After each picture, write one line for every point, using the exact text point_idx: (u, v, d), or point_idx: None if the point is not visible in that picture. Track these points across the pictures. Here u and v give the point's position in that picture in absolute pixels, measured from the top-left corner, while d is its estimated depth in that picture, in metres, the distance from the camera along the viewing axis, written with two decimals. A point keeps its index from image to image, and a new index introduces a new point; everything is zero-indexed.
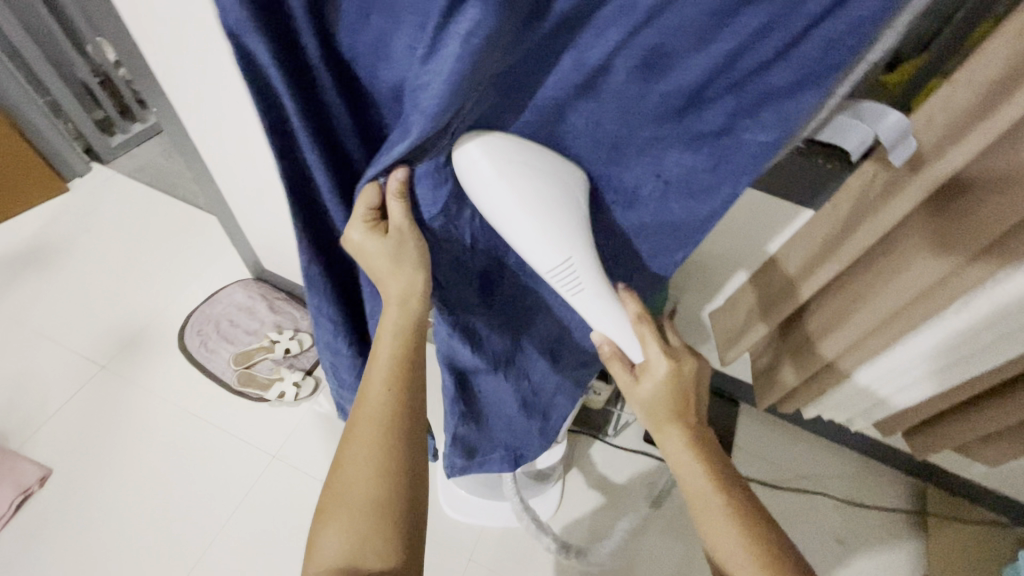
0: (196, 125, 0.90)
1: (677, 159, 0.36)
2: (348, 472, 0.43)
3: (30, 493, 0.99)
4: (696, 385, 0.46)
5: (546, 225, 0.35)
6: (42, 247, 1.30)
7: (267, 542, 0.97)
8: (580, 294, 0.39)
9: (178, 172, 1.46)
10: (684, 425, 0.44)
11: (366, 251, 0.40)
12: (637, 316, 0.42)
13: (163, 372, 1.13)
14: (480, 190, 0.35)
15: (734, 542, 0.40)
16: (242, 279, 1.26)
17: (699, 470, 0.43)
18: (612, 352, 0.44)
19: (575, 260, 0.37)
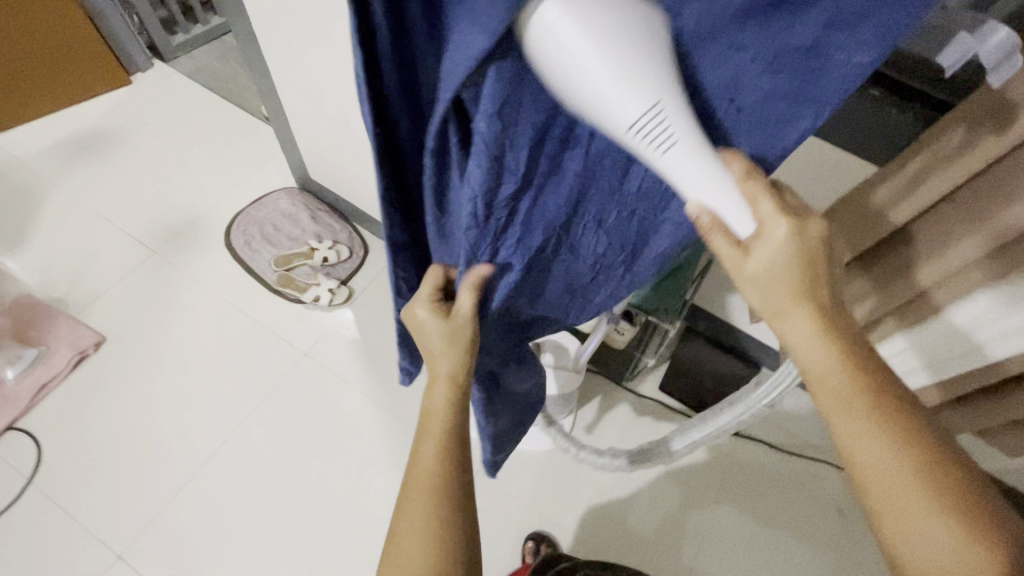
0: (264, 26, 0.91)
1: (757, 81, 0.32)
2: (406, 532, 0.46)
3: (85, 355, 1.07)
4: (822, 246, 0.39)
5: (632, 87, 0.28)
6: (106, 134, 1.36)
7: (295, 429, 1.05)
8: (674, 149, 0.31)
9: (235, 76, 1.48)
10: (814, 310, 0.38)
11: (426, 323, 0.47)
12: (743, 174, 0.35)
13: (209, 265, 1.19)
14: (554, 73, 0.27)
15: (876, 442, 0.38)
16: (287, 187, 1.29)
17: (837, 363, 0.38)
18: (709, 225, 0.36)
19: (665, 104, 0.29)
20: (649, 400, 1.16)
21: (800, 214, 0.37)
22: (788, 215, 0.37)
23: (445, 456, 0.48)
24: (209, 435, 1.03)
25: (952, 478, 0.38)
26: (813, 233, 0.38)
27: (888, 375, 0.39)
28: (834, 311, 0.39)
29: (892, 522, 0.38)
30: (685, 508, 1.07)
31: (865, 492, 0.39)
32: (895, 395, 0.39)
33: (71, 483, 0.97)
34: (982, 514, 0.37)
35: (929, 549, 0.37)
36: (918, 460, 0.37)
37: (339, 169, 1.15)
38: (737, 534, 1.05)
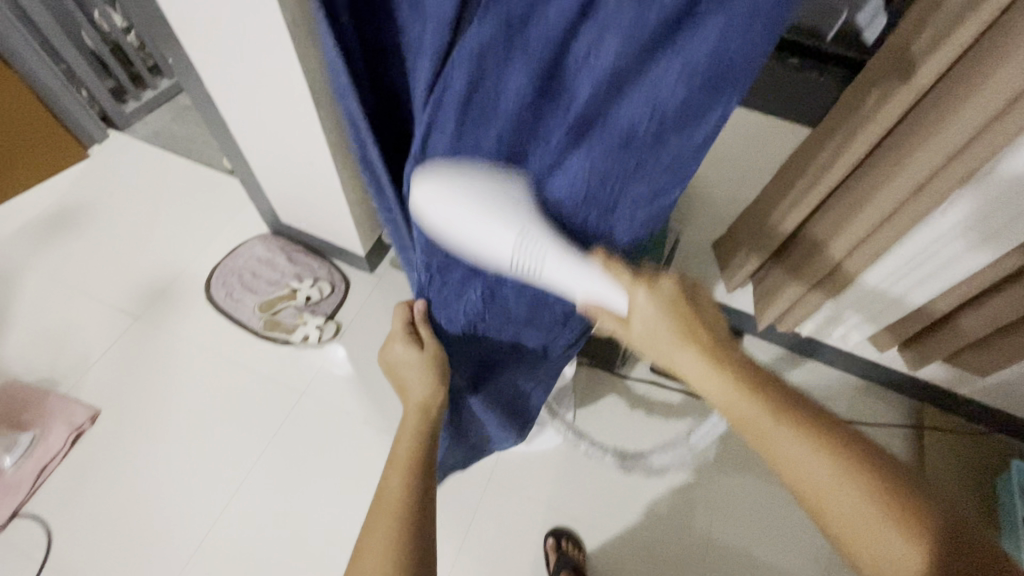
0: (223, 84, 0.95)
1: (671, 91, 0.36)
2: (375, 512, 0.46)
3: (82, 431, 1.07)
4: (682, 298, 0.47)
5: (491, 225, 0.41)
6: (70, 209, 1.36)
7: (305, 468, 1.05)
8: (542, 275, 0.44)
9: (192, 134, 1.50)
10: (698, 347, 0.44)
11: (400, 360, 0.58)
12: (605, 263, 0.45)
13: (194, 322, 1.20)
14: (439, 219, 0.41)
15: (804, 453, 0.38)
16: (260, 234, 1.31)
17: (718, 378, 0.43)
18: (594, 308, 0.47)
19: (528, 232, 0.42)
20: (642, 386, 1.20)
21: (653, 280, 0.46)
22: (643, 284, 0.45)
23: (418, 440, 0.53)
24: (219, 488, 1.03)
25: (882, 473, 0.37)
26: (667, 289, 0.46)
27: (797, 395, 0.42)
28: (719, 344, 0.45)
29: (818, 510, 0.38)
30: (695, 479, 1.10)
31: (789, 482, 0.40)
32: (799, 401, 0.41)
33: (87, 558, 0.96)
34: (942, 530, 0.35)
35: (861, 535, 0.36)
36: (835, 453, 0.38)
37: (311, 209, 1.18)
38: (747, 498, 1.08)
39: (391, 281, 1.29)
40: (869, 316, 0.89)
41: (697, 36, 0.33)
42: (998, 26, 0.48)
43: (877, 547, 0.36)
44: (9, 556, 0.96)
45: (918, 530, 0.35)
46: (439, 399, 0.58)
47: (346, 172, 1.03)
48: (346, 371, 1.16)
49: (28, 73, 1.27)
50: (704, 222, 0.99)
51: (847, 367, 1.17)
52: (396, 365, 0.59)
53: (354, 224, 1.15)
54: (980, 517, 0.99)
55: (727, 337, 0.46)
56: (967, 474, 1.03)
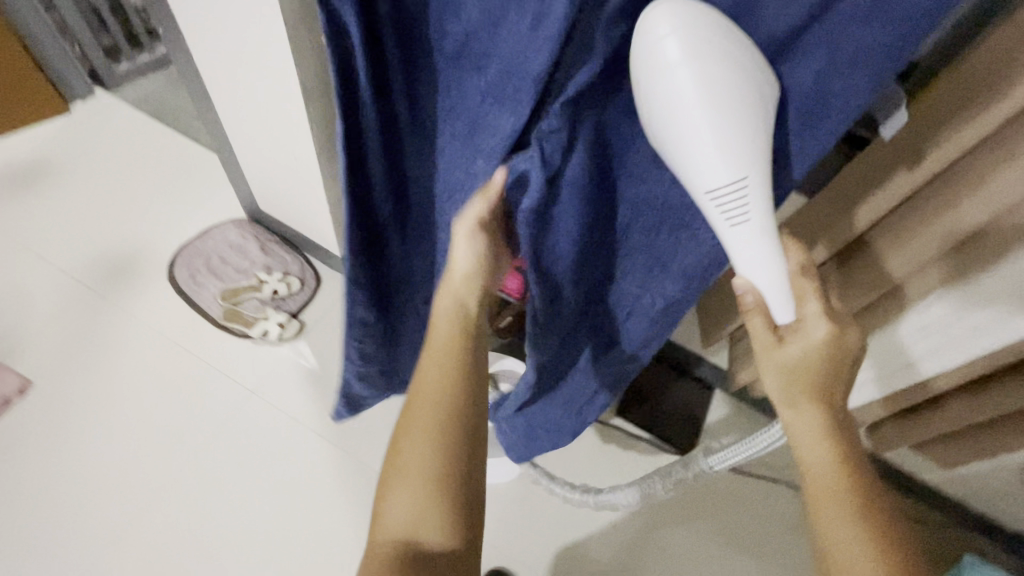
0: (212, 61, 0.91)
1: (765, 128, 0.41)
2: (405, 447, 0.45)
3: (10, 402, 1.01)
4: (852, 359, 0.45)
5: (728, 136, 0.37)
6: (40, 164, 1.30)
7: (243, 470, 1.00)
8: (748, 221, 0.40)
9: (182, 103, 1.44)
10: (822, 411, 0.44)
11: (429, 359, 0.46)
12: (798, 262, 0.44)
13: (152, 301, 1.14)
14: (666, 101, 0.36)
15: (854, 531, 0.42)
16: (237, 217, 1.26)
17: (833, 460, 0.43)
18: (754, 305, 0.43)
19: (750, 185, 0.38)
20: (606, 430, 1.14)
21: (844, 327, 0.44)
22: (829, 319, 0.44)
23: (452, 374, 0.46)
24: (149, 480, 0.97)
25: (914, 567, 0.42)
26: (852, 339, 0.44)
27: (880, 490, 0.44)
28: (838, 415, 0.45)
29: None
30: (647, 532, 1.06)
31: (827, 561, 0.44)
32: (878, 498, 0.44)
33: None
34: None
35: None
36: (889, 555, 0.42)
37: (289, 200, 1.13)
38: (695, 559, 1.05)
39: None
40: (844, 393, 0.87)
41: (797, 74, 0.39)
42: (990, 141, 0.48)
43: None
44: None
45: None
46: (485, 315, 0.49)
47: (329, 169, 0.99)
48: (312, 364, 1.11)
49: (15, 18, 1.21)
50: None
51: None
52: (452, 284, 0.46)
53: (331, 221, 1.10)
54: None
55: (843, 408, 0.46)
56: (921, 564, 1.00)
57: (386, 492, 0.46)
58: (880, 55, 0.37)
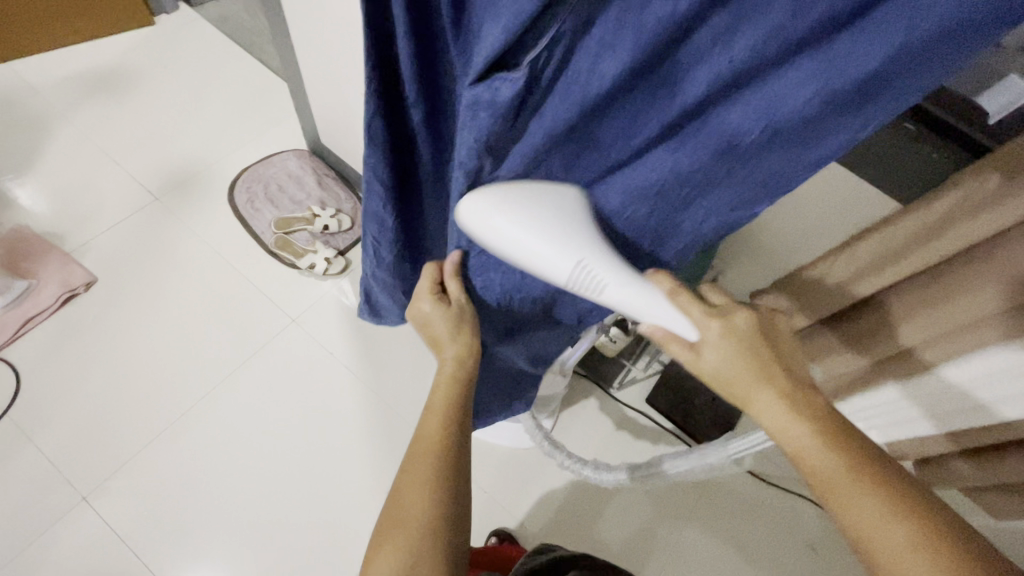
0: None
1: (796, 112, 0.30)
2: (403, 495, 0.44)
3: (75, 294, 1.07)
4: (759, 334, 0.41)
5: (537, 231, 0.38)
6: (121, 70, 1.34)
7: (274, 394, 1.04)
8: (605, 292, 0.39)
9: (260, 27, 1.44)
10: (779, 390, 0.38)
11: (431, 319, 0.51)
12: (671, 290, 0.40)
13: (211, 218, 1.18)
14: (487, 232, 0.38)
15: (879, 523, 0.34)
16: (298, 148, 1.27)
17: (815, 446, 0.36)
18: (664, 338, 0.41)
19: (586, 259, 0.38)
20: (632, 414, 1.13)
21: (727, 313, 0.41)
22: (719, 318, 0.40)
23: (451, 418, 0.47)
24: (188, 389, 1.02)
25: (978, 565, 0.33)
26: (744, 327, 0.40)
27: (898, 471, 0.36)
28: (802, 391, 0.39)
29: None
30: (659, 519, 1.04)
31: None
32: (897, 479, 0.35)
33: (48, 418, 0.97)
34: None
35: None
36: (939, 555, 0.33)
37: (351, 139, 1.13)
38: (705, 561, 1.02)
39: None
40: (905, 421, 0.79)
41: (861, 51, 0.27)
42: None
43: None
44: None
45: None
46: (477, 338, 0.52)
47: None
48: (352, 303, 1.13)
49: None
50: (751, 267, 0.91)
51: None
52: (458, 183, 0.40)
53: None
54: None
55: (806, 380, 0.40)
56: None
57: (379, 548, 0.43)
58: (968, 35, 0.26)
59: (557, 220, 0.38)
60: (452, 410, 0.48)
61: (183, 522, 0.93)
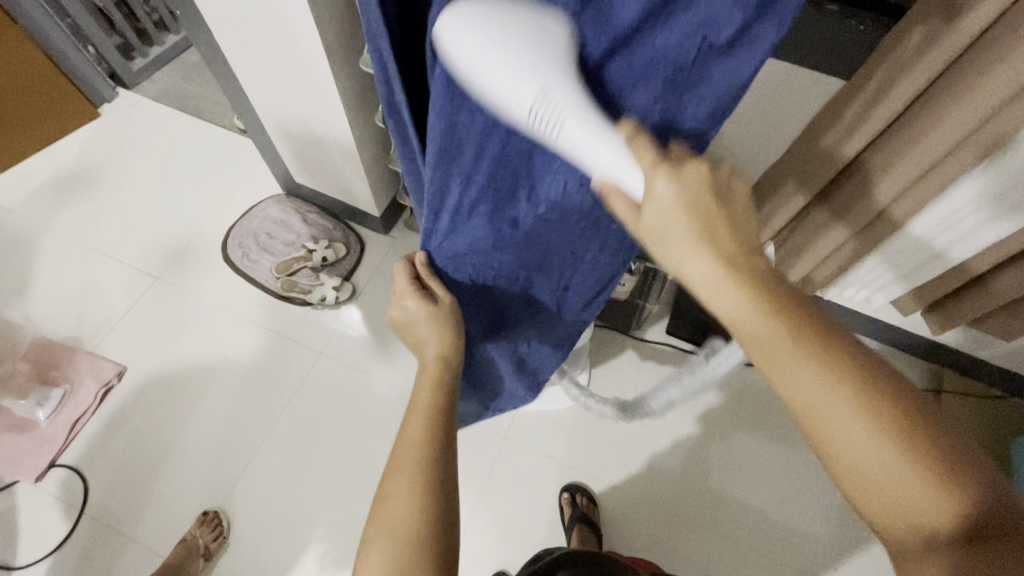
0: (236, 46, 0.93)
1: (732, 26, 0.32)
2: (390, 498, 0.45)
3: (110, 388, 1.10)
4: (711, 190, 0.37)
5: (508, 61, 0.32)
6: (82, 168, 1.36)
7: (322, 425, 1.08)
8: (564, 132, 0.34)
9: (204, 93, 1.48)
10: (715, 249, 0.36)
11: (410, 319, 0.56)
12: (631, 137, 0.36)
13: (213, 283, 1.22)
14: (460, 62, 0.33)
15: (819, 385, 0.32)
16: (274, 194, 1.31)
17: (756, 314, 0.34)
18: (610, 190, 0.38)
19: (551, 87, 0.33)
20: (657, 348, 1.19)
21: (679, 164, 0.37)
22: (664, 165, 0.36)
23: (433, 421, 0.50)
24: (240, 446, 1.06)
25: (927, 430, 0.31)
26: (692, 177, 0.37)
27: (857, 343, 0.33)
28: (746, 256, 0.36)
29: (844, 466, 0.32)
30: (710, 431, 1.10)
31: (817, 435, 0.33)
32: (832, 330, 0.34)
33: (122, 508, 1.01)
34: (987, 505, 0.29)
35: (886, 498, 0.31)
36: (873, 397, 0.31)
37: (325, 172, 1.17)
38: (759, 461, 1.08)
39: (406, 243, 1.29)
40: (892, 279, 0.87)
41: None
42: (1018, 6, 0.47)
43: (923, 532, 0.30)
44: (51, 504, 1.01)
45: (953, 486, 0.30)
46: (457, 353, 0.57)
47: (361, 135, 1.02)
48: (362, 331, 1.17)
49: (33, 31, 1.24)
50: None
51: (866, 332, 1.17)
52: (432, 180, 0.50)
53: (368, 183, 1.13)
54: None
55: (755, 246, 0.37)
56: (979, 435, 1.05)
57: (369, 549, 0.44)
58: None
59: (537, 26, 0.32)
60: (435, 418, 0.50)
61: (281, 560, 0.97)
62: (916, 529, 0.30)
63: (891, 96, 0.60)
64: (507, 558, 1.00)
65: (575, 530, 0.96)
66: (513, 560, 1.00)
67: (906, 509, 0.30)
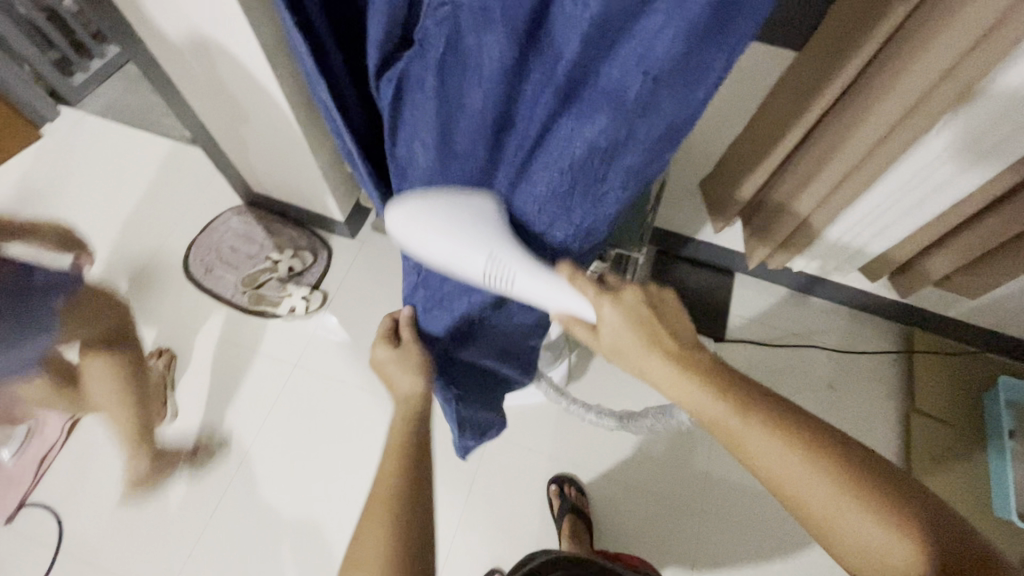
0: (175, 57, 0.88)
1: (668, 49, 0.34)
2: (364, 536, 0.44)
3: (78, 420, 1.07)
4: (648, 307, 0.47)
5: (462, 236, 0.44)
6: (26, 193, 1.29)
7: (304, 437, 1.06)
8: (516, 282, 0.46)
9: (152, 105, 1.42)
10: (664, 353, 0.45)
11: (382, 361, 0.61)
12: (571, 277, 0.47)
13: (178, 302, 1.18)
14: (419, 245, 0.46)
15: (776, 454, 0.41)
16: (234, 205, 1.27)
17: (712, 402, 0.43)
18: (568, 318, 0.48)
19: (496, 256, 0.45)
20: None
21: (617, 292, 0.47)
22: (607, 295, 0.46)
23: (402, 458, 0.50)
24: (219, 468, 1.03)
25: (867, 477, 0.40)
26: (630, 299, 0.47)
27: (791, 409, 0.43)
28: (689, 353, 0.46)
29: (810, 517, 0.41)
30: None
31: (791, 503, 0.41)
32: (785, 412, 0.43)
33: (100, 542, 0.98)
34: (929, 527, 0.38)
35: (858, 547, 0.39)
36: (825, 460, 0.40)
37: (286, 182, 1.14)
38: None
39: (376, 244, 1.26)
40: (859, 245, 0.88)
41: None
42: None
43: (882, 562, 0.38)
44: (25, 546, 0.97)
45: (908, 531, 0.38)
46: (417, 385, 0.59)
47: (316, 138, 0.99)
48: (341, 338, 1.15)
49: None
50: (688, 160, 0.97)
51: (838, 299, 1.18)
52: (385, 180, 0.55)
53: (328, 188, 1.10)
54: (967, 443, 1.03)
55: (696, 343, 0.47)
56: (954, 390, 1.08)
57: None
58: None
59: (474, 210, 0.45)
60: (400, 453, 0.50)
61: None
62: (878, 560, 0.38)
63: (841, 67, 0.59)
64: (502, 554, 1.00)
65: (566, 522, 0.96)
66: (507, 557, 1.00)
67: (882, 558, 0.38)
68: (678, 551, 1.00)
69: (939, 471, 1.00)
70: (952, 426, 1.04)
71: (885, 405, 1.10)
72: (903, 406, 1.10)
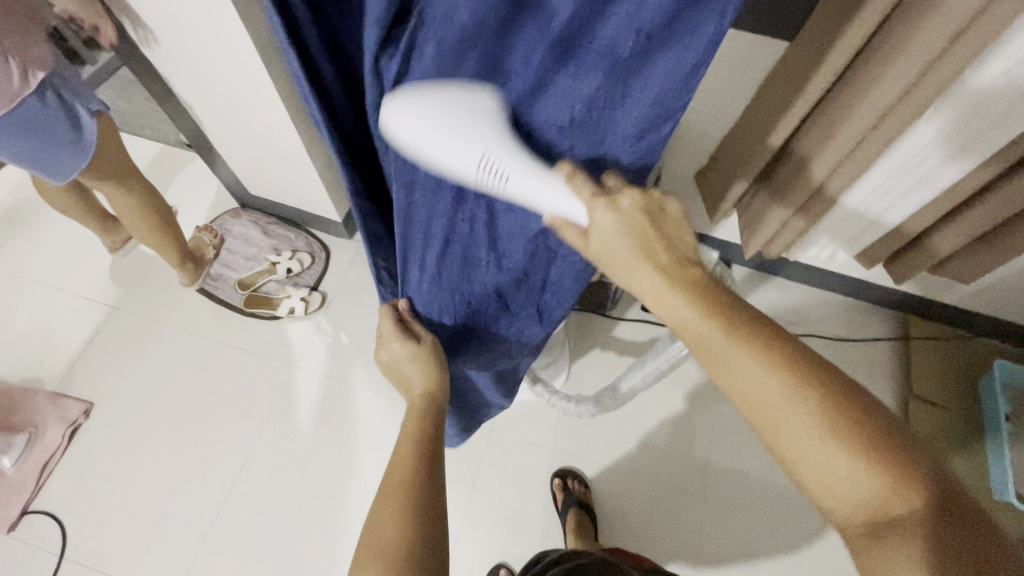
0: (169, 58, 0.88)
1: (657, 8, 0.35)
2: (381, 519, 0.46)
3: (79, 426, 1.07)
4: (648, 215, 0.43)
5: (458, 128, 0.37)
6: (19, 201, 1.28)
7: (306, 438, 1.06)
8: (510, 180, 0.40)
9: (146, 110, 1.41)
10: (656, 267, 0.41)
11: (395, 359, 0.63)
12: (569, 175, 0.42)
13: (176, 307, 1.18)
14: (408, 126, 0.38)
15: (756, 375, 0.38)
16: (231, 209, 1.27)
17: (698, 317, 0.40)
18: (559, 222, 0.44)
19: (492, 151, 0.39)
20: (634, 325, 1.20)
21: (614, 196, 0.43)
22: (602, 198, 0.42)
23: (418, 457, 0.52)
24: (222, 471, 1.03)
25: (855, 415, 0.36)
26: (627, 205, 0.42)
27: (784, 337, 0.39)
28: (681, 266, 0.42)
29: (784, 446, 0.37)
30: (693, 403, 1.12)
31: (765, 428, 0.38)
32: (777, 335, 0.39)
33: (103, 549, 0.97)
34: (919, 476, 0.34)
35: (842, 491, 0.36)
36: (813, 395, 0.37)
37: (283, 184, 1.14)
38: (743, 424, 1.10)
39: None
40: (854, 232, 0.89)
41: None
42: None
43: (854, 495, 0.35)
44: (27, 555, 0.96)
45: (886, 467, 0.35)
46: (439, 386, 0.62)
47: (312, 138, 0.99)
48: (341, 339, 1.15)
49: None
50: (683, 153, 0.98)
51: (834, 288, 1.19)
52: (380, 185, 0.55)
53: (325, 190, 1.10)
54: (964, 426, 1.04)
55: (689, 257, 0.43)
56: (950, 375, 1.09)
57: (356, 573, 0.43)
58: None
59: (470, 101, 0.38)
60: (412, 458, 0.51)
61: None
62: (849, 497, 0.35)
63: (836, 50, 0.60)
64: (507, 549, 1.00)
65: (571, 514, 0.97)
66: (512, 551, 1.00)
67: (853, 496, 0.35)
68: (682, 545, 1.00)
69: (937, 455, 1.01)
70: (949, 411, 1.05)
71: (881, 393, 1.11)
72: (900, 392, 1.11)
